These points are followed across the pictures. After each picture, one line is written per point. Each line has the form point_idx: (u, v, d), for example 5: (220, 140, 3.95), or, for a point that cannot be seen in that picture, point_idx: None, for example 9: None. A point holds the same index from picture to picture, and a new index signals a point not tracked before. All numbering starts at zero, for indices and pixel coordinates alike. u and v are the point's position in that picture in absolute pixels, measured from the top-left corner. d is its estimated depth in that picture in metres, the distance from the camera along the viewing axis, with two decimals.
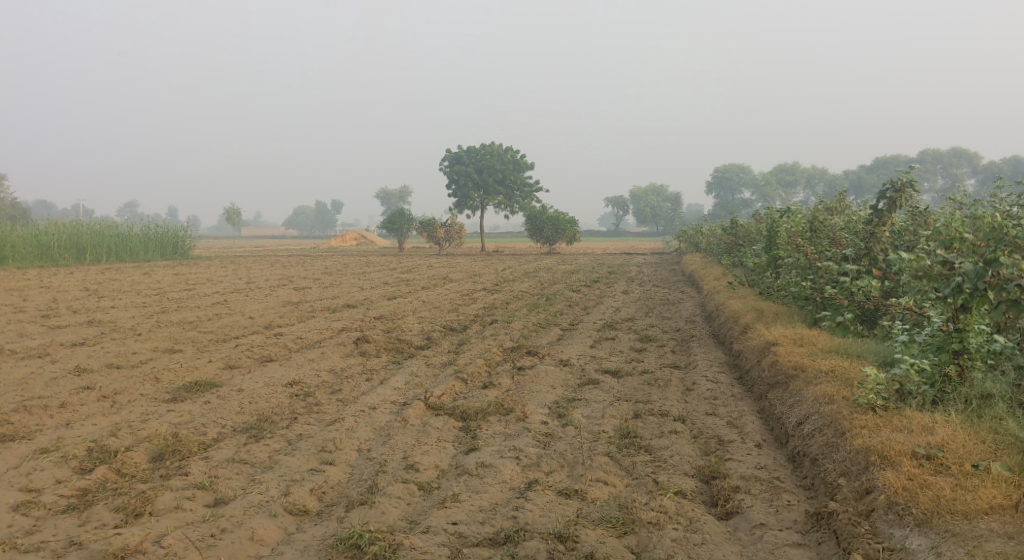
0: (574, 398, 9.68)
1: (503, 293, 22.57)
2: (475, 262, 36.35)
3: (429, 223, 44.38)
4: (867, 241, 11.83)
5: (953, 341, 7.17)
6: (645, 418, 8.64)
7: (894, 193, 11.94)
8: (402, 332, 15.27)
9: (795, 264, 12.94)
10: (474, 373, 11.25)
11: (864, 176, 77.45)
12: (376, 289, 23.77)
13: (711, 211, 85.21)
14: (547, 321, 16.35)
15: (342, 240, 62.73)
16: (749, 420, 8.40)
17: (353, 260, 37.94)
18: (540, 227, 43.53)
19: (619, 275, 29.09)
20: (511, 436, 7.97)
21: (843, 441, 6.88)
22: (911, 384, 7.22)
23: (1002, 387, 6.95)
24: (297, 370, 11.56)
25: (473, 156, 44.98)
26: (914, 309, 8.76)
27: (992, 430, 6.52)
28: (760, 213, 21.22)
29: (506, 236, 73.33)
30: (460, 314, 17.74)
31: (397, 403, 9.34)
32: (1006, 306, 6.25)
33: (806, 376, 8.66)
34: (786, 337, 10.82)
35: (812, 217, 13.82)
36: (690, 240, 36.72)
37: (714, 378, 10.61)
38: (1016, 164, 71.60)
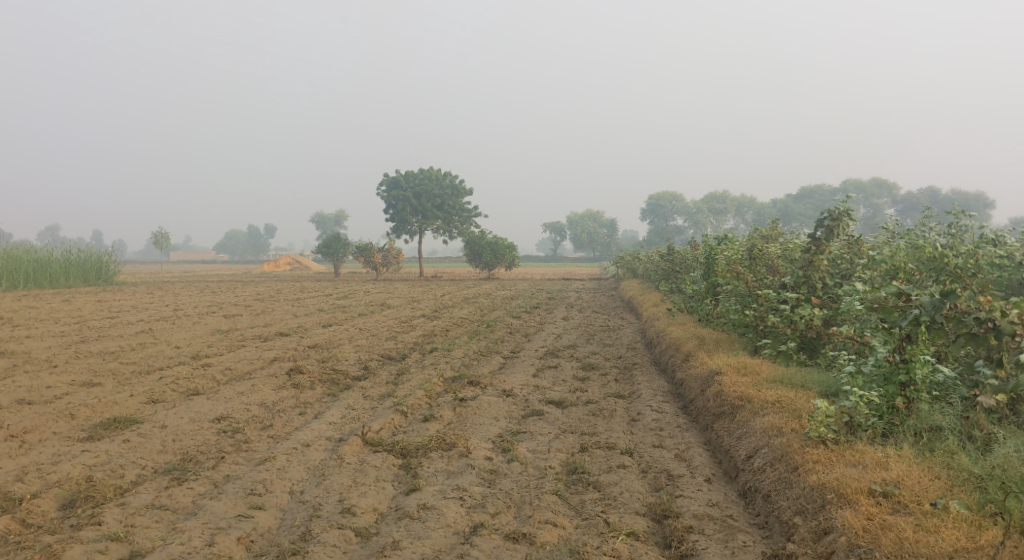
0: (518, 431, 9.37)
1: (442, 320, 22.14)
2: (412, 288, 35.89)
3: (366, 248, 43.69)
4: (805, 269, 11.86)
5: (900, 372, 7.10)
6: (591, 451, 8.38)
7: (831, 222, 11.81)
8: (337, 361, 14.77)
9: (734, 291, 12.94)
10: (414, 405, 10.84)
11: (793, 205, 79.67)
12: (310, 316, 23.07)
13: (645, 239, 86.26)
14: (488, 349, 16.04)
15: (275, 266, 61.25)
16: (696, 452, 8.23)
17: (287, 286, 37.02)
18: (478, 253, 43.29)
19: (558, 300, 29.05)
20: (454, 473, 7.61)
21: (796, 477, 6.74)
22: (861, 417, 7.13)
23: (952, 420, 6.88)
24: (225, 404, 10.96)
25: (411, 181, 44.61)
26: (856, 338, 8.74)
27: (946, 465, 6.44)
28: (697, 240, 21.30)
29: (444, 262, 72.86)
30: (398, 342, 17.30)
31: (332, 440, 8.88)
32: (962, 340, 6.21)
33: (752, 406, 8.54)
34: (730, 366, 10.72)
35: (749, 244, 13.87)
36: (627, 267, 36.97)
37: (658, 408, 10.44)
38: (934, 195, 74.51)
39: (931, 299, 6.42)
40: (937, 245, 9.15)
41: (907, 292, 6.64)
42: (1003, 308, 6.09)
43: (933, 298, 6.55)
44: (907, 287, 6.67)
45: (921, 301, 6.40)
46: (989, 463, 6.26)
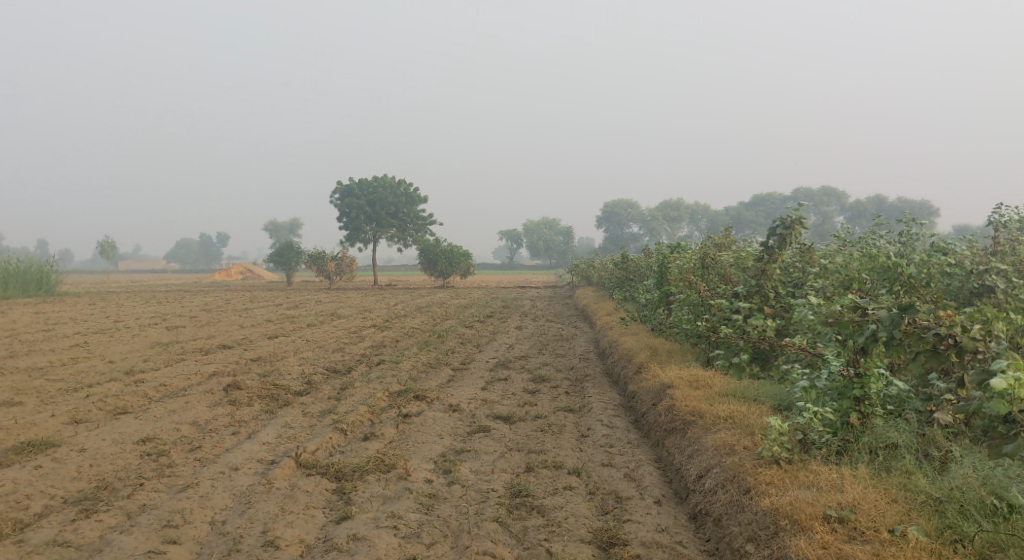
0: (462, 449, 8.94)
1: (393, 330, 21.58)
2: (365, 297, 35.17)
3: (319, 257, 42.82)
4: (758, 279, 11.69)
5: (855, 387, 6.84)
6: (538, 471, 8.00)
7: (784, 230, 11.62)
8: (279, 375, 14.15)
9: (686, 300, 12.64)
10: (355, 422, 10.32)
11: (745, 213, 80.59)
12: (257, 327, 22.29)
13: (600, 245, 86.56)
14: (437, 361, 15.55)
15: (226, 275, 59.78)
16: (646, 471, 7.89)
17: (237, 296, 36.00)
18: (433, 261, 42.73)
19: (513, 309, 28.68)
20: (390, 499, 7.17)
21: (748, 500, 6.44)
22: (815, 434, 6.85)
23: (908, 437, 6.63)
24: (153, 424, 10.31)
25: (365, 188, 43.93)
26: (808, 350, 8.53)
27: (903, 486, 6.19)
28: (650, 247, 21.10)
29: (401, 269, 72.03)
30: (345, 354, 16.71)
31: (263, 462, 8.35)
32: (923, 357, 5.92)
33: (703, 422, 8.23)
34: (682, 379, 10.37)
35: (702, 250, 13.67)
36: (582, 274, 36.82)
37: (609, 423, 10.09)
38: (880, 202, 76.18)
39: (889, 312, 6.11)
40: (892, 254, 8.95)
41: (864, 305, 6.32)
42: (964, 323, 5.80)
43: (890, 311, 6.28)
44: (864, 299, 6.36)
45: (879, 315, 6.09)
46: (947, 484, 6.01)
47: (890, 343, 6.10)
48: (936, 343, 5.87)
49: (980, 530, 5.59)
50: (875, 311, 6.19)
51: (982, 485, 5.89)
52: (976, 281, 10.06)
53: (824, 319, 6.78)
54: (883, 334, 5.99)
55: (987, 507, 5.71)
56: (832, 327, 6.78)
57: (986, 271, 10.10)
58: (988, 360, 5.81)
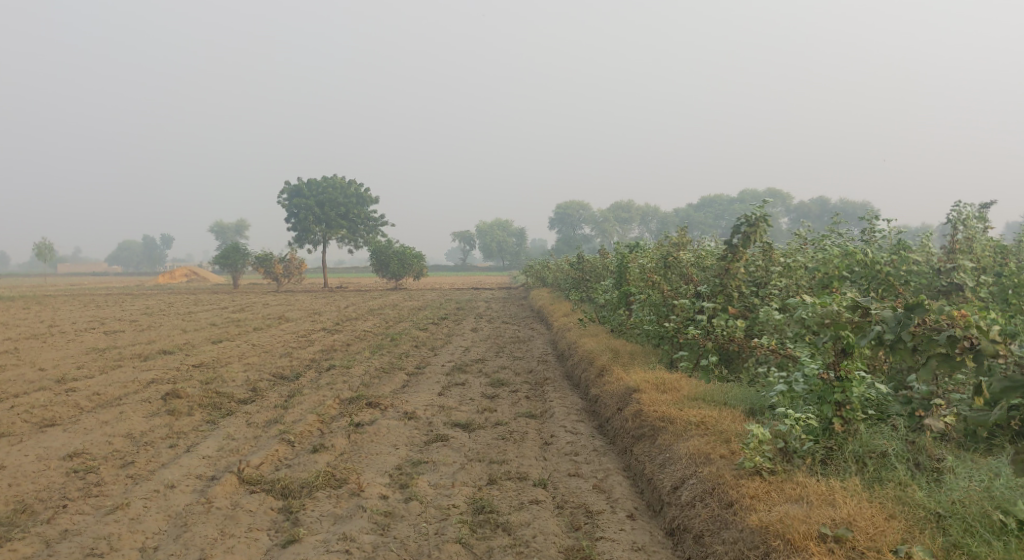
0: (419, 460, 8.39)
1: (343, 334, 20.79)
2: (314, 299, 34.29)
3: (266, 258, 41.60)
4: (721, 278, 11.34)
5: (835, 391, 6.50)
6: (501, 483, 7.50)
7: (748, 228, 11.16)
8: (222, 382, 13.39)
9: (648, 300, 12.28)
10: (303, 433, 9.71)
11: (695, 214, 81.37)
12: (200, 332, 21.31)
13: (554, 246, 86.49)
14: (390, 365, 14.93)
15: (171, 278, 57.93)
16: (616, 481, 7.48)
17: (181, 299, 34.77)
18: (385, 262, 41.91)
19: (467, 311, 28.14)
20: (342, 518, 6.62)
21: (731, 516, 6.09)
22: (797, 441, 6.48)
23: (897, 444, 6.34)
24: (82, 437, 9.54)
25: (315, 189, 42.93)
26: (780, 351, 8.23)
27: (897, 499, 5.88)
28: (606, 246, 20.70)
29: (352, 271, 70.81)
30: (293, 359, 15.97)
31: (203, 478, 7.69)
32: (934, 362, 5.50)
33: (674, 427, 7.82)
34: (648, 382, 9.90)
35: (662, 249, 13.32)
36: (535, 275, 36.51)
37: (573, 429, 9.64)
38: (824, 204, 77.64)
39: (894, 312, 5.73)
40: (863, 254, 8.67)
41: (865, 305, 5.85)
42: (981, 325, 5.38)
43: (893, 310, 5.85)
44: (864, 299, 5.89)
45: (883, 316, 5.69)
46: (947, 498, 5.72)
47: (896, 346, 5.70)
48: (949, 346, 5.44)
49: (991, 550, 5.30)
50: (878, 311, 5.79)
51: (985, 497, 5.62)
52: (944, 280, 9.92)
53: (818, 321, 6.33)
54: (889, 337, 5.61)
55: (995, 523, 5.44)
56: (823, 328, 6.35)
57: (954, 270, 9.93)
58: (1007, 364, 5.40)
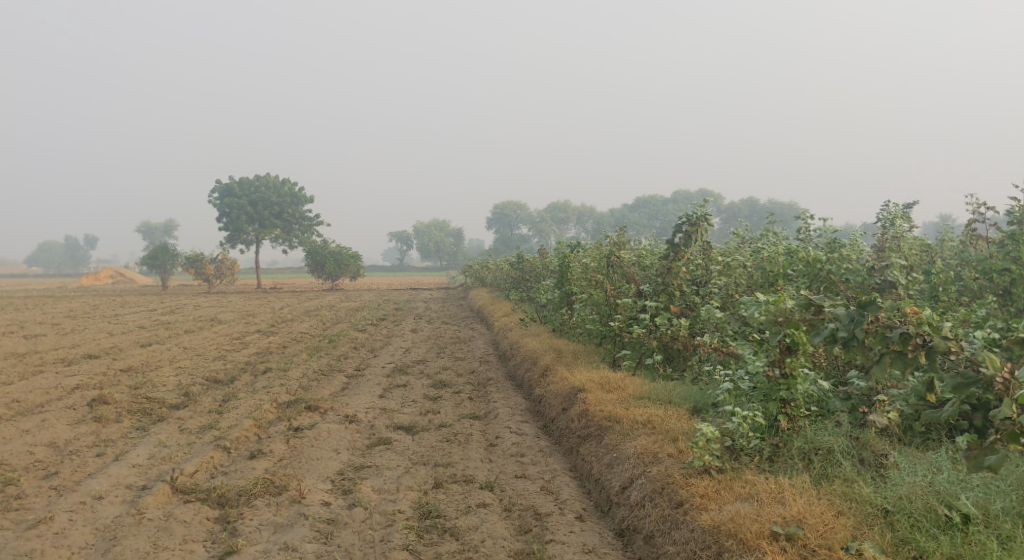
0: (361, 465, 8.18)
1: (279, 336, 20.27)
2: (248, 300, 33.47)
3: (197, 259, 40.42)
4: (663, 277, 11.31)
5: (781, 388, 6.55)
6: (447, 487, 7.35)
7: (689, 227, 11.12)
8: (153, 387, 12.88)
9: (591, 300, 12.29)
10: (239, 439, 9.38)
11: (631, 214, 82.36)
12: (127, 335, 20.54)
13: (491, 246, 86.36)
14: (329, 367, 14.61)
15: (95, 280, 55.77)
16: (564, 481, 7.41)
17: (106, 301, 33.52)
18: (320, 262, 41.18)
19: (405, 311, 27.83)
20: (282, 526, 6.39)
21: (682, 516, 6.09)
22: (744, 439, 6.51)
23: (842, 441, 6.42)
24: (1, 447, 9.03)
25: (247, 189, 41.91)
26: (723, 349, 8.29)
27: (845, 495, 5.95)
28: (545, 247, 20.65)
29: (286, 272, 69.51)
30: (227, 362, 15.49)
31: (133, 488, 7.34)
32: (888, 359, 5.53)
33: (620, 427, 7.79)
34: (593, 382, 9.84)
35: (602, 248, 13.32)
36: (474, 275, 36.39)
37: (517, 429, 9.55)
38: (754, 205, 79.51)
39: (847, 309, 5.74)
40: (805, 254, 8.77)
41: (819, 303, 5.80)
42: (933, 321, 5.43)
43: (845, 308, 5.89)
44: (818, 296, 5.86)
45: (837, 313, 5.70)
46: (893, 493, 5.82)
47: (849, 343, 5.72)
48: (903, 343, 5.47)
49: (938, 544, 5.40)
50: (832, 309, 5.79)
51: (930, 491, 5.74)
52: (878, 277, 10.13)
53: (769, 319, 6.34)
54: (843, 334, 5.61)
55: (941, 518, 5.55)
56: (772, 326, 6.36)
57: (886, 267, 10.15)
58: (959, 360, 5.46)
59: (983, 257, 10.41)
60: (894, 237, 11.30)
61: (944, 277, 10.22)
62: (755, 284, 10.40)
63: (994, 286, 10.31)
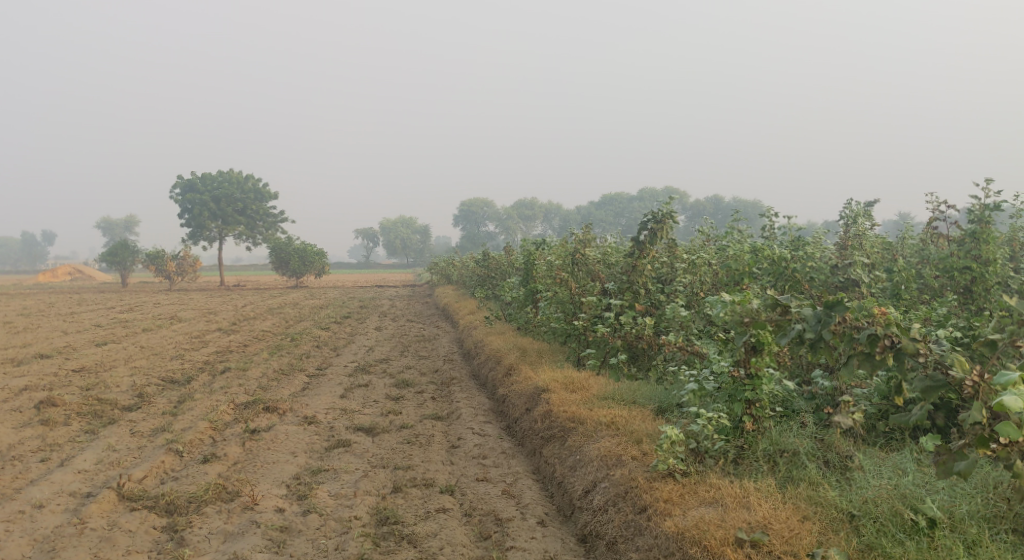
0: (319, 469, 7.93)
1: (240, 335, 19.84)
2: (209, 298, 32.84)
3: (157, 256, 39.59)
4: (628, 275, 11.19)
5: (746, 389, 6.44)
6: (406, 491, 7.14)
7: (655, 224, 11.02)
8: (105, 388, 12.47)
9: (555, 298, 12.15)
10: (193, 442, 9.08)
11: (597, 212, 82.53)
12: (82, 334, 19.97)
13: (459, 243, 85.97)
14: (290, 367, 14.29)
15: (52, 277, 54.47)
16: (526, 484, 7.25)
17: (62, 298, 32.67)
18: (284, 259, 40.58)
19: (371, 309, 27.47)
20: (232, 535, 6.19)
21: (646, 522, 5.97)
22: (709, 441, 6.39)
23: (807, 443, 6.33)
24: None
25: (209, 184, 41.12)
26: (688, 349, 8.17)
27: (810, 499, 5.86)
28: (511, 244, 20.45)
29: (250, 269, 68.57)
30: (184, 362, 15.09)
31: (76, 495, 7.03)
32: (856, 361, 5.45)
33: (584, 428, 7.64)
34: (557, 381, 9.69)
35: (568, 245, 13.16)
36: (440, 273, 36.10)
37: (480, 430, 9.37)
38: (719, 203, 80.15)
39: (814, 310, 5.66)
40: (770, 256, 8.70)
41: (784, 303, 5.73)
42: (901, 323, 5.36)
43: (811, 307, 5.79)
44: (785, 297, 5.79)
45: (803, 314, 5.62)
46: (859, 497, 5.74)
47: (816, 345, 5.63)
48: (871, 345, 5.39)
49: (905, 549, 5.33)
50: (799, 310, 5.71)
51: (896, 495, 5.67)
52: (842, 275, 10.09)
53: (735, 319, 6.23)
54: (810, 336, 5.52)
55: (907, 522, 5.48)
56: (738, 326, 6.25)
57: (849, 265, 10.12)
58: (926, 361, 5.38)
59: (944, 256, 10.43)
60: (857, 236, 11.30)
61: (906, 276, 10.23)
62: (720, 283, 10.32)
63: (954, 284, 10.34)
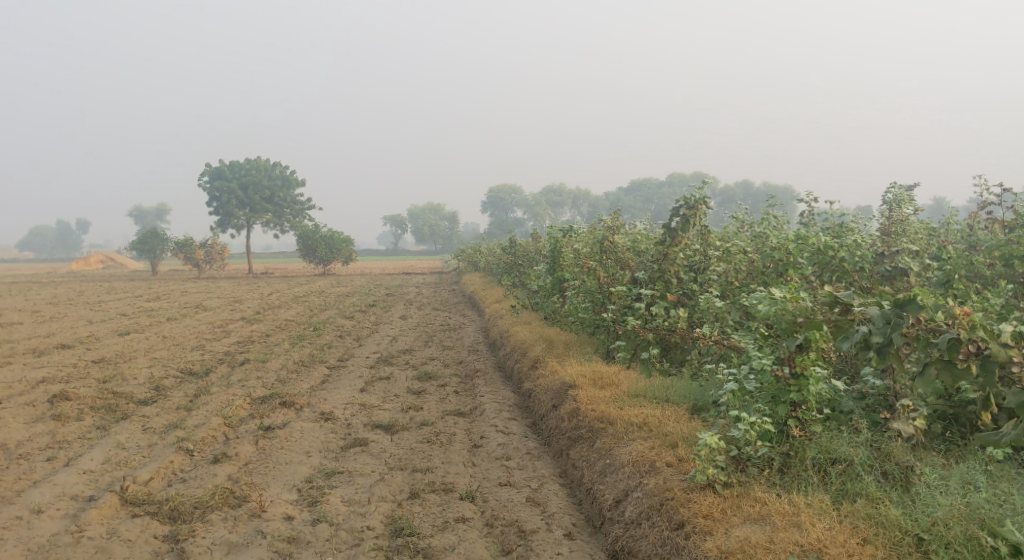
0: (332, 470, 7.51)
1: (264, 324, 19.53)
2: (237, 286, 32.70)
3: (186, 244, 39.58)
4: (659, 263, 10.56)
5: (791, 390, 5.91)
6: (424, 497, 6.70)
7: (688, 210, 10.39)
8: (122, 380, 12.17)
9: (584, 287, 11.55)
10: (205, 439, 8.71)
11: (626, 198, 81.66)
12: (106, 323, 19.78)
13: (487, 230, 85.54)
14: (311, 358, 13.90)
15: (84, 265, 54.78)
16: (551, 490, 6.79)
17: (90, 286, 32.71)
18: (311, 247, 40.37)
19: (397, 297, 27.12)
20: (237, 547, 5.98)
21: (683, 541, 5.53)
22: (750, 449, 5.89)
23: (863, 452, 5.80)
24: None
25: (236, 172, 40.90)
26: (725, 344, 7.59)
27: (870, 518, 5.38)
28: (538, 230, 19.90)
29: (278, 257, 68.66)
30: (205, 352, 14.77)
31: (79, 500, 6.74)
32: (934, 370, 4.95)
33: (613, 429, 7.12)
34: (585, 376, 9.17)
35: (596, 233, 12.57)
36: (466, 260, 35.64)
37: (504, 428, 8.89)
38: (749, 188, 78.88)
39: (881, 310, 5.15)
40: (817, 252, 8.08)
41: (848, 301, 5.19)
42: (988, 327, 4.82)
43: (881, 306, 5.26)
44: (847, 295, 5.27)
45: (870, 315, 5.10)
46: (926, 518, 5.23)
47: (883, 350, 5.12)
48: (951, 352, 4.87)
49: None
50: (864, 310, 5.18)
51: (970, 516, 5.15)
52: (889, 264, 9.43)
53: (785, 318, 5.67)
54: (878, 339, 5.01)
55: (982, 547, 4.96)
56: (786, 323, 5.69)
57: (897, 252, 9.48)
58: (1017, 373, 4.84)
59: (1002, 241, 9.71)
60: (899, 221, 10.52)
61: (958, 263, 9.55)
62: (755, 272, 9.72)
63: (1013, 273, 9.65)
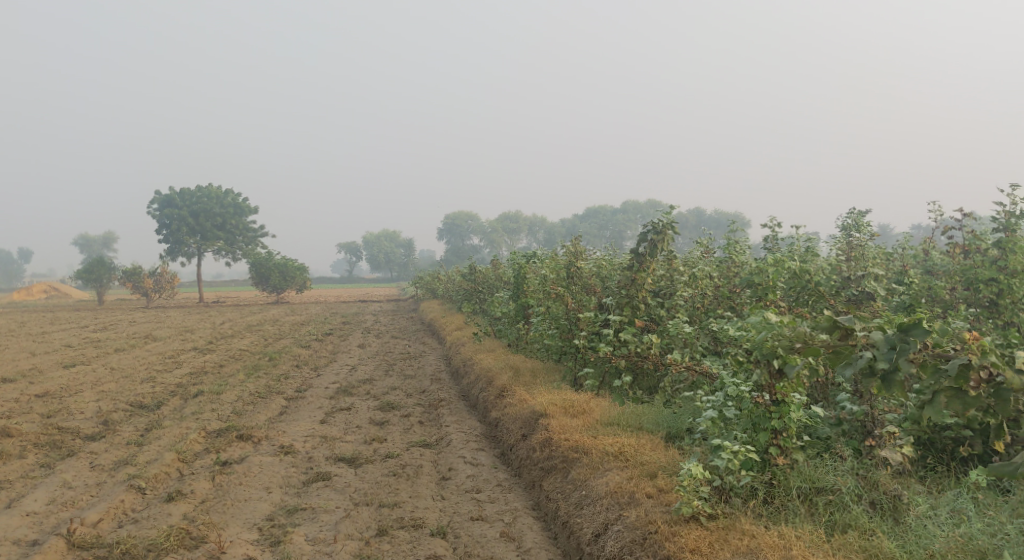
0: (295, 507, 7.17)
1: (217, 354, 18.95)
2: (188, 315, 31.87)
3: (134, 273, 38.58)
4: (626, 289, 10.24)
5: (771, 418, 5.83)
6: (393, 533, 6.44)
7: (655, 235, 10.06)
8: (67, 415, 11.61)
9: (550, 313, 11.31)
10: (158, 476, 8.29)
11: (582, 225, 82.11)
12: (50, 355, 19.00)
13: (443, 257, 85.22)
14: (268, 389, 13.46)
15: (26, 295, 53.06)
16: (527, 524, 6.58)
17: (33, 317, 31.58)
18: (264, 275, 39.62)
19: (354, 325, 26.63)
20: None
21: None
22: (734, 478, 5.77)
23: (851, 482, 5.74)
24: None
25: (187, 199, 40.05)
26: (698, 369, 7.48)
27: (864, 550, 5.29)
28: (498, 257, 19.72)
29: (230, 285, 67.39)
30: (156, 385, 14.22)
31: (21, 546, 6.33)
32: (944, 398, 4.91)
33: (588, 460, 6.93)
34: (556, 405, 8.94)
35: (560, 260, 12.31)
36: (425, 287, 35.28)
37: (473, 459, 8.63)
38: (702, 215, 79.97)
39: (884, 334, 5.02)
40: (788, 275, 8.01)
41: (848, 325, 5.04)
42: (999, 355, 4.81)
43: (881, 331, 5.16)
44: (847, 318, 5.12)
45: (875, 339, 4.96)
46: (925, 551, 5.18)
47: (887, 377, 4.99)
48: (962, 379, 4.85)
49: None
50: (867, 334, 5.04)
51: (968, 548, 5.13)
52: (856, 288, 9.46)
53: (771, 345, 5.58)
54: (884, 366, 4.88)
55: None
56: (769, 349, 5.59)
57: (864, 277, 9.52)
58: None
59: (966, 266, 9.81)
60: (859, 246, 10.42)
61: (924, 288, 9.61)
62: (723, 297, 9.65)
63: (977, 298, 9.75)
